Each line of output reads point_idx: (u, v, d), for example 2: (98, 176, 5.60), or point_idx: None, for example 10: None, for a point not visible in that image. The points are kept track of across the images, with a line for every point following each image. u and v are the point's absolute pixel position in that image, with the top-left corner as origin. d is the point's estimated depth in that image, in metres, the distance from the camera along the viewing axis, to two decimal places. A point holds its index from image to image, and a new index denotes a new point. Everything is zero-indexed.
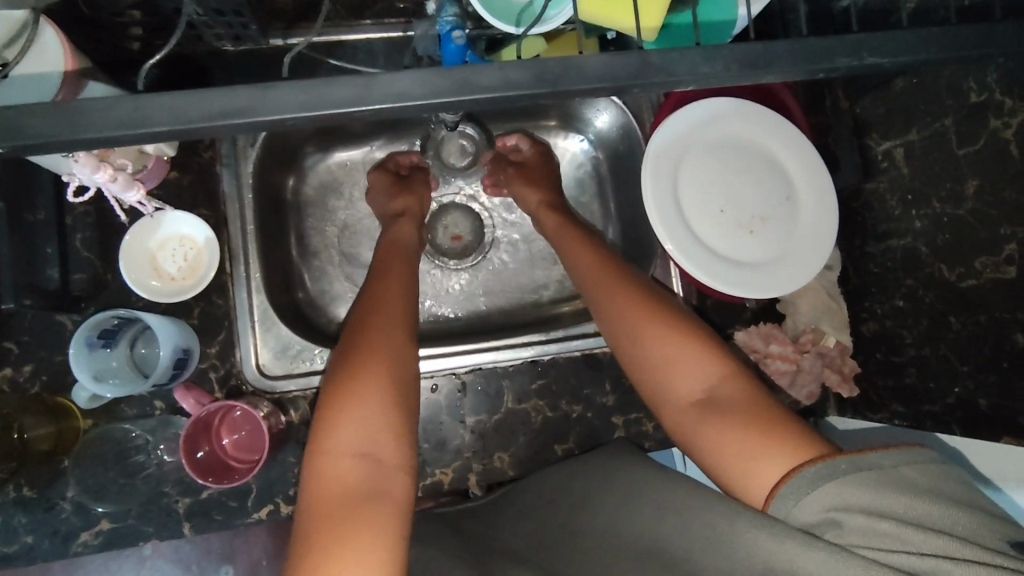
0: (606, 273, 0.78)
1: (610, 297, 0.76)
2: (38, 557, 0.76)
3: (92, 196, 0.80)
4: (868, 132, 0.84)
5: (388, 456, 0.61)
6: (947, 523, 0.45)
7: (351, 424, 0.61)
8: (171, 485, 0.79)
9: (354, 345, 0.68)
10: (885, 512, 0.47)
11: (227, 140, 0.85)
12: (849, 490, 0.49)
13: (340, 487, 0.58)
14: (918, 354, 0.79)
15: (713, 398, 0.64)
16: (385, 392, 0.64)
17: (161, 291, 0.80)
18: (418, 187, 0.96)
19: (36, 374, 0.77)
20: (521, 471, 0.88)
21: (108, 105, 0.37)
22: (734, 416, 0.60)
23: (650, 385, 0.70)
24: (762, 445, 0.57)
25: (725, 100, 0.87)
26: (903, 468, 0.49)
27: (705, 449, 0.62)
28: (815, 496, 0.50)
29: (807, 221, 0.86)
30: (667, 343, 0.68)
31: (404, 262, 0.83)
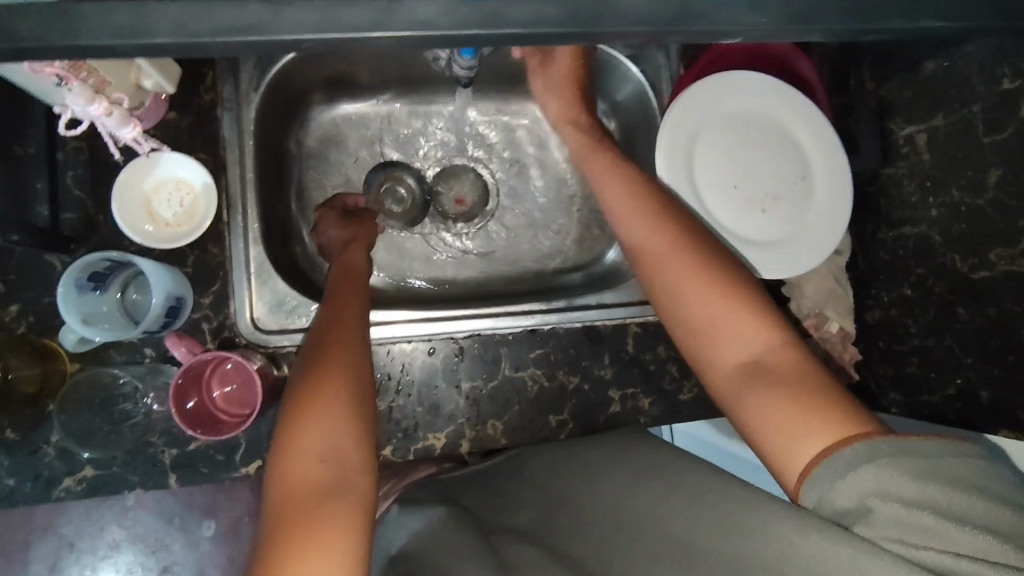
0: (645, 218, 0.71)
1: (650, 247, 0.69)
2: (19, 500, 0.74)
3: (86, 132, 0.77)
4: (890, 116, 0.82)
5: (349, 453, 0.58)
6: (986, 517, 0.45)
7: (314, 422, 0.58)
8: (158, 435, 0.77)
9: (316, 349, 0.65)
10: (922, 505, 0.46)
11: (230, 82, 0.82)
12: (900, 484, 0.47)
13: (303, 483, 0.55)
14: (922, 344, 0.79)
15: (758, 366, 0.59)
16: (347, 391, 0.61)
17: (154, 235, 0.78)
18: (368, 219, 0.91)
19: (23, 314, 0.75)
20: (513, 441, 0.87)
21: (108, 11, 0.36)
22: (780, 386, 0.56)
23: (693, 345, 0.64)
24: (805, 419, 0.53)
25: (749, 75, 0.85)
26: (946, 462, 0.48)
27: (743, 417, 0.58)
28: (855, 476, 0.49)
29: (823, 206, 0.84)
30: (715, 302, 0.62)
31: (358, 280, 0.80)
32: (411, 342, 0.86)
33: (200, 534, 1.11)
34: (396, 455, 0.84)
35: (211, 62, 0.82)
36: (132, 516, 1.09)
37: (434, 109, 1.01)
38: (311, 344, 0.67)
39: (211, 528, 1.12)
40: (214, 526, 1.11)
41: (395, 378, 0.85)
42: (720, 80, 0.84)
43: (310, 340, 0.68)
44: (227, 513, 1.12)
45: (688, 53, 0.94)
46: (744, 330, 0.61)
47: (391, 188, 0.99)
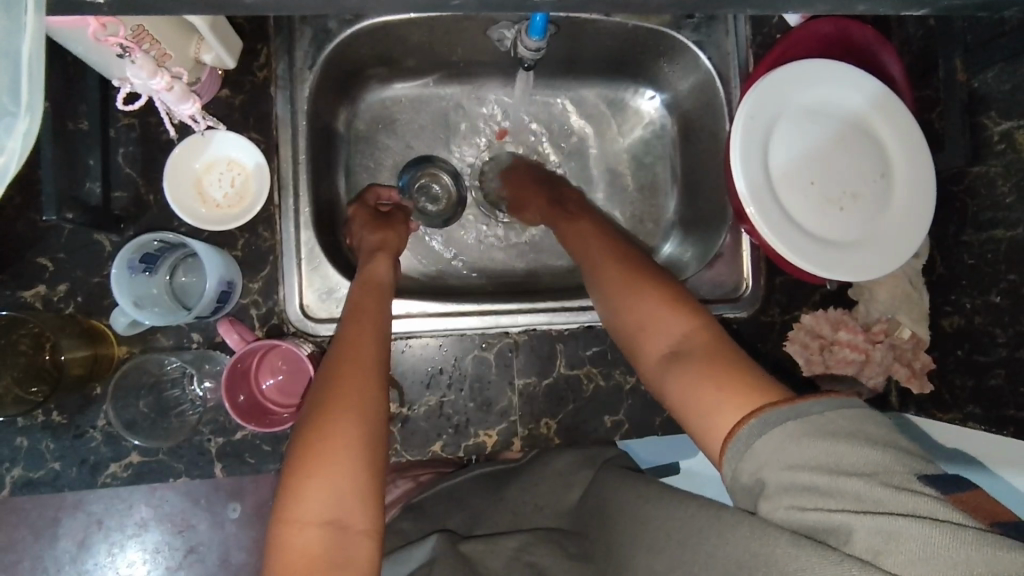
0: (602, 253, 0.75)
1: (595, 274, 0.73)
2: (64, 485, 0.72)
3: (139, 109, 0.74)
4: (984, 110, 0.76)
5: (356, 521, 0.57)
6: (882, 467, 0.43)
7: (317, 494, 0.56)
8: (205, 423, 0.75)
9: (321, 396, 0.62)
10: (809, 466, 0.45)
11: (285, 59, 0.79)
12: (792, 449, 0.46)
13: (304, 559, 0.55)
14: (1010, 355, 0.74)
15: (682, 351, 0.60)
16: (353, 456, 0.58)
17: (205, 217, 0.75)
18: (399, 223, 0.86)
19: (71, 295, 0.73)
20: (566, 440, 0.83)
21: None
22: (699, 365, 0.57)
23: (636, 355, 0.66)
24: (718, 394, 0.54)
25: (820, 61, 0.80)
26: (843, 420, 0.46)
27: (672, 400, 0.59)
28: (752, 454, 0.48)
29: (904, 205, 0.80)
30: (649, 307, 0.65)
31: (379, 298, 0.74)
32: (464, 335, 0.83)
33: (225, 516, 1.05)
34: (446, 451, 0.81)
35: (267, 39, 0.79)
36: (161, 494, 1.03)
37: (487, 93, 0.97)
38: (317, 386, 0.63)
39: (237, 510, 1.05)
40: (239, 508, 1.04)
41: (447, 370, 0.82)
42: (799, 69, 0.80)
43: (318, 377, 0.65)
44: (252, 494, 1.05)
45: (759, 41, 0.89)
46: (665, 327, 0.63)
47: (425, 184, 0.95)
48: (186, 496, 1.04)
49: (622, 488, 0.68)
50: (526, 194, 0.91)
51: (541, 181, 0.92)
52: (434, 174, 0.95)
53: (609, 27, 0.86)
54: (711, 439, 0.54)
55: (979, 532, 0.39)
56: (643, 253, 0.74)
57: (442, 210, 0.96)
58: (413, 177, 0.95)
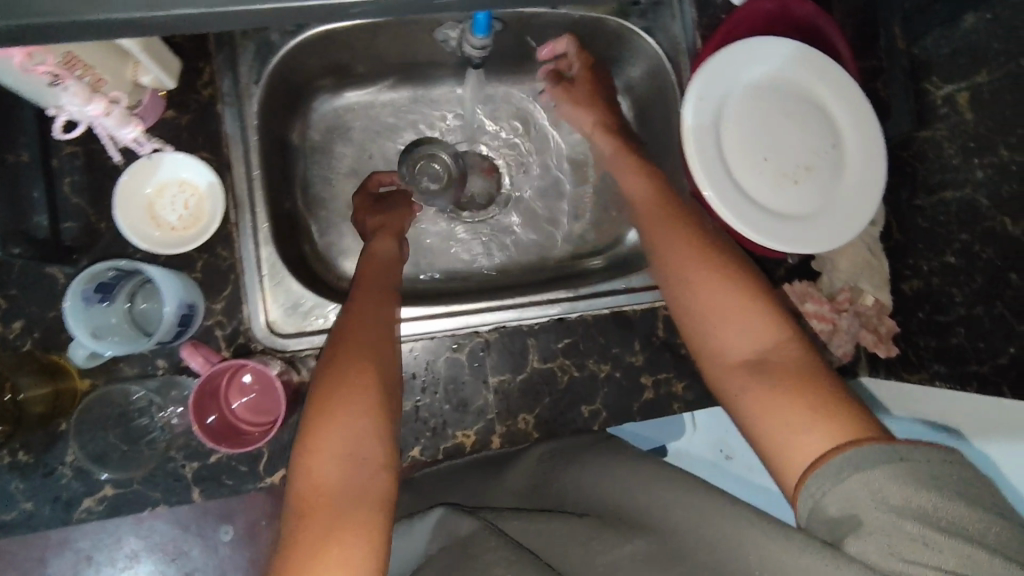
0: (671, 224, 0.70)
1: (665, 252, 0.68)
2: (38, 524, 0.71)
3: (81, 136, 0.73)
4: (926, 77, 0.78)
5: (375, 457, 0.57)
6: (985, 530, 0.42)
7: (337, 425, 0.57)
8: (178, 449, 0.74)
9: (341, 343, 0.63)
10: (911, 513, 0.43)
11: (229, 76, 0.78)
12: (896, 491, 0.44)
13: (322, 483, 0.54)
14: (968, 313, 0.75)
15: (767, 360, 0.57)
16: (371, 399, 0.59)
17: (159, 241, 0.74)
18: (403, 204, 0.88)
19: (28, 331, 0.71)
20: (545, 434, 0.83)
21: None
22: (783, 383, 0.54)
23: (700, 350, 0.63)
24: (810, 422, 0.51)
25: (769, 39, 0.81)
26: (945, 470, 0.45)
27: (740, 410, 0.56)
28: (847, 486, 0.46)
29: (860, 185, 0.80)
30: (735, 305, 0.61)
31: (390, 269, 0.77)
32: (434, 338, 0.83)
33: (217, 539, 1.04)
34: (425, 455, 0.81)
35: (208, 56, 0.78)
36: (148, 524, 1.00)
37: (442, 93, 0.97)
38: (337, 335, 0.65)
39: (229, 532, 1.04)
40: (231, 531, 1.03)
41: (420, 375, 0.82)
42: (749, 47, 0.81)
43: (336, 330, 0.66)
44: (243, 516, 1.04)
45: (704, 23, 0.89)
46: (751, 330, 0.59)
47: (426, 164, 0.94)
48: (176, 523, 1.02)
49: (610, 471, 0.68)
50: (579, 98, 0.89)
51: (611, 123, 0.88)
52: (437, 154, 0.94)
53: (555, 18, 0.86)
54: (791, 466, 0.51)
55: None
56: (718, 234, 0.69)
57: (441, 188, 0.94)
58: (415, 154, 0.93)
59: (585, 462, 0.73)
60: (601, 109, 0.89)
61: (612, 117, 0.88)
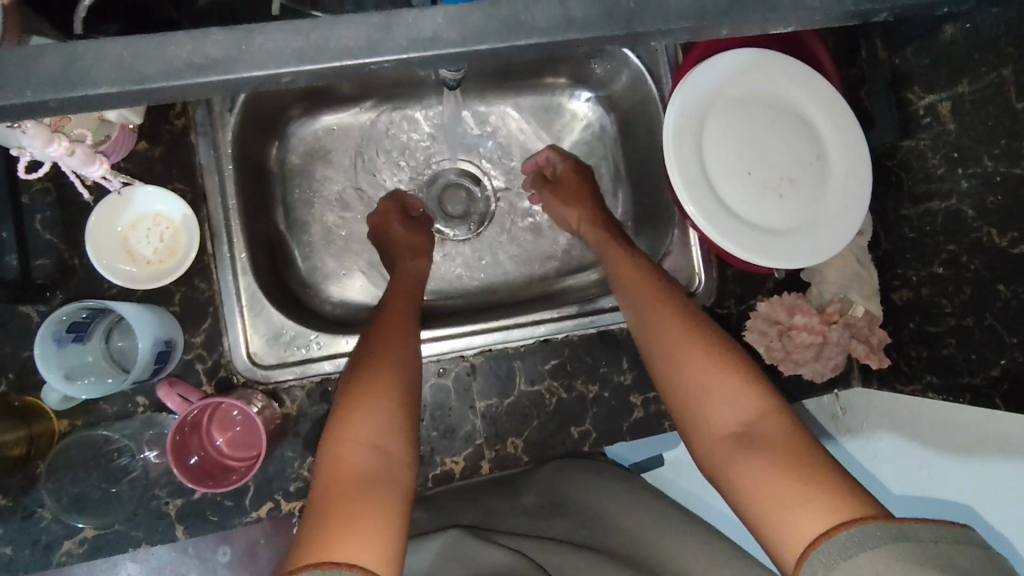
0: (650, 303, 0.72)
1: (646, 335, 0.70)
2: (19, 568, 0.69)
3: (50, 172, 0.72)
4: (907, 86, 0.77)
5: (398, 451, 0.58)
6: None
7: (362, 418, 0.59)
8: (160, 487, 0.72)
9: (365, 353, 0.67)
10: None
11: (201, 105, 0.77)
12: (895, 567, 0.44)
13: (349, 471, 0.55)
14: (959, 324, 0.74)
15: (753, 435, 0.58)
16: (393, 397, 0.61)
17: (135, 276, 0.72)
18: (422, 232, 0.89)
19: (2, 371, 0.70)
20: (535, 457, 0.82)
21: (34, 58, 0.34)
22: (770, 460, 0.55)
23: (689, 434, 0.64)
24: (796, 495, 0.52)
25: (746, 52, 0.80)
26: (945, 548, 0.45)
27: (736, 493, 0.57)
28: (852, 563, 0.46)
29: (844, 197, 0.79)
30: (717, 374, 0.63)
31: (411, 289, 0.81)
32: (419, 364, 0.82)
33: (215, 562, 0.96)
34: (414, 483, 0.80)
35: None
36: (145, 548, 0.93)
37: (422, 112, 0.95)
38: (362, 345, 0.68)
39: (227, 554, 0.96)
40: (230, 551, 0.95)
41: None
42: (727, 59, 0.80)
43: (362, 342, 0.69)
44: (241, 536, 0.95)
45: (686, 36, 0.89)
46: (733, 403, 0.61)
47: (452, 191, 0.97)
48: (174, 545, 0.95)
49: (633, 512, 0.72)
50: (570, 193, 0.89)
51: (592, 215, 0.88)
52: (459, 179, 0.97)
53: None
54: (782, 543, 0.52)
55: None
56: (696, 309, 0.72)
57: (458, 215, 0.97)
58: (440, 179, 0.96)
59: (599, 483, 0.75)
60: (587, 203, 0.89)
61: (594, 209, 0.88)
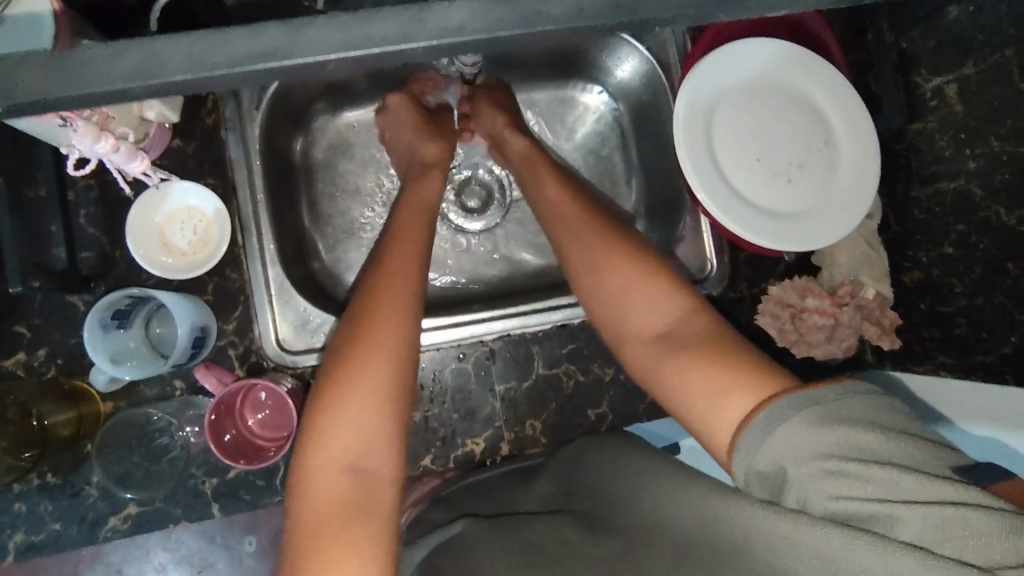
0: (593, 232, 0.73)
1: (583, 249, 0.73)
2: (67, 543, 0.74)
3: (93, 169, 0.76)
4: (915, 69, 0.79)
5: (381, 462, 0.58)
6: (899, 454, 0.42)
7: (347, 431, 0.57)
8: (197, 466, 0.76)
9: (356, 329, 0.62)
10: (826, 455, 0.43)
11: (231, 103, 0.81)
12: (805, 435, 0.44)
13: (331, 497, 0.56)
14: (969, 304, 0.75)
15: (677, 337, 0.61)
16: (382, 398, 0.58)
17: (171, 266, 0.76)
18: (446, 127, 0.93)
19: (51, 358, 0.75)
20: (553, 439, 0.85)
21: (117, 51, 0.32)
22: (696, 357, 0.57)
23: (628, 351, 0.66)
24: (719, 382, 0.54)
25: (754, 41, 0.82)
26: (844, 403, 0.45)
27: (669, 396, 0.59)
28: (766, 446, 0.46)
29: (848, 183, 0.81)
30: (644, 289, 0.66)
31: (422, 218, 0.78)
32: (440, 349, 0.84)
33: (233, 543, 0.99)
34: (436, 464, 0.83)
35: None
36: None
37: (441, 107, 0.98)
38: (353, 316, 0.63)
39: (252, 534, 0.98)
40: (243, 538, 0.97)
41: (427, 387, 0.84)
42: (730, 51, 0.82)
43: (352, 311, 0.64)
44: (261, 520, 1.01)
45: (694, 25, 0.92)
46: (657, 309, 0.64)
47: (470, 185, 0.99)
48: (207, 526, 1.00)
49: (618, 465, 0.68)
50: (499, 101, 0.92)
51: (516, 121, 0.90)
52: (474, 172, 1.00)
53: None
54: (715, 433, 0.53)
55: (1005, 513, 0.38)
56: (644, 242, 0.73)
57: (478, 208, 0.99)
58: (457, 174, 0.99)
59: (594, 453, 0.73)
60: (512, 112, 0.91)
61: (513, 116, 0.91)
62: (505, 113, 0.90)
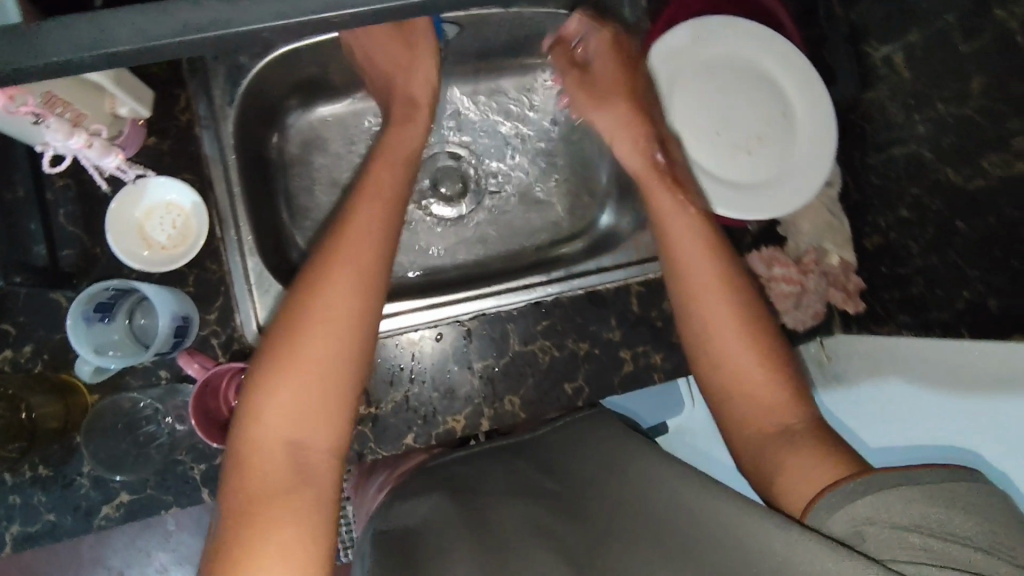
0: (720, 280, 0.71)
1: (705, 292, 0.71)
2: (62, 533, 0.76)
3: (69, 168, 0.78)
4: (864, 40, 0.82)
5: (320, 438, 0.57)
6: (978, 535, 0.49)
7: (285, 406, 0.56)
8: (185, 452, 0.79)
9: (304, 296, 0.59)
10: (917, 526, 0.50)
11: (204, 101, 0.83)
12: (901, 506, 0.51)
13: (265, 475, 0.55)
14: (925, 264, 0.78)
15: (790, 431, 0.64)
16: (324, 373, 0.57)
17: (151, 260, 0.78)
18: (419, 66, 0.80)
19: (37, 353, 0.77)
20: (532, 414, 0.88)
21: (69, 26, 0.34)
22: (804, 448, 0.61)
23: (702, 371, 0.71)
24: (822, 473, 0.58)
25: (709, 18, 0.84)
26: (942, 486, 0.52)
27: (763, 467, 0.63)
28: (851, 507, 0.53)
29: (807, 166, 0.83)
30: (751, 363, 0.67)
31: (395, 171, 0.74)
32: (418, 331, 0.87)
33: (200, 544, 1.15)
34: (418, 443, 0.86)
35: (183, 83, 0.83)
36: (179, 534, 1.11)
37: None
38: (302, 281, 0.61)
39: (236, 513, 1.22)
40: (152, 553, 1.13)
41: (407, 367, 0.86)
42: (688, 29, 0.84)
43: (305, 275, 0.62)
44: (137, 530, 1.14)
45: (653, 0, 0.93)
46: (769, 389, 0.66)
47: (444, 174, 1.01)
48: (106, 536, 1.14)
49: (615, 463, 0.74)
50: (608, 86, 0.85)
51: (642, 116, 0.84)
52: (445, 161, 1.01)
53: (506, 17, 0.89)
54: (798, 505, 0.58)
55: None
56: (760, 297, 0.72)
57: (453, 195, 1.01)
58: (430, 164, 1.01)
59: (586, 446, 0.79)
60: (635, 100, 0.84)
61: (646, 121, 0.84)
62: (626, 118, 0.85)
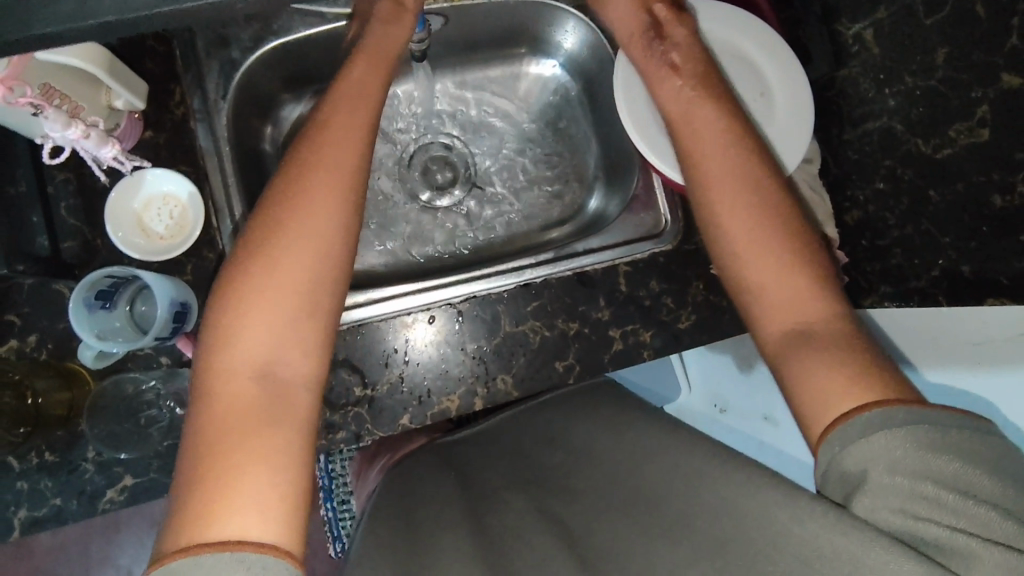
0: (751, 190, 0.68)
1: (732, 200, 0.68)
2: (68, 517, 0.78)
3: (68, 162, 0.80)
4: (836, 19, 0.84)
5: (291, 365, 0.59)
6: (989, 491, 0.48)
7: (252, 335, 0.58)
8: None
9: (260, 233, 0.62)
10: (931, 477, 0.49)
11: (198, 94, 0.85)
12: (913, 457, 0.49)
13: (239, 400, 0.56)
14: (902, 234, 0.80)
15: (812, 332, 0.60)
16: (291, 302, 0.60)
17: (149, 250, 0.81)
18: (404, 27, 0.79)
19: (41, 342, 0.79)
20: (524, 392, 0.90)
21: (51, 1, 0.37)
22: (825, 356, 0.58)
23: (737, 293, 0.67)
24: (847, 388, 0.56)
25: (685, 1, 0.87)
26: (953, 436, 0.50)
27: (790, 382, 0.60)
28: (852, 451, 0.52)
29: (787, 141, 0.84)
30: (774, 275, 0.64)
31: (365, 106, 0.71)
32: (411, 314, 0.89)
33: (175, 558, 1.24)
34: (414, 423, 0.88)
35: (177, 78, 0.85)
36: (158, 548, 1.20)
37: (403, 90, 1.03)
38: (262, 219, 0.63)
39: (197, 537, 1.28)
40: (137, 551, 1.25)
41: (402, 350, 0.88)
42: None
43: (263, 213, 0.63)
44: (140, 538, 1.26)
45: None
46: (797, 294, 0.63)
47: (433, 165, 1.04)
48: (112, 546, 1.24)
49: (608, 439, 0.77)
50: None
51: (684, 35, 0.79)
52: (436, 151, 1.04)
53: (490, 7, 0.92)
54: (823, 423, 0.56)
55: None
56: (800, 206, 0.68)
57: (444, 184, 1.04)
58: (421, 154, 1.04)
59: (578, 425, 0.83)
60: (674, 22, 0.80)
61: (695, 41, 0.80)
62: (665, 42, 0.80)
